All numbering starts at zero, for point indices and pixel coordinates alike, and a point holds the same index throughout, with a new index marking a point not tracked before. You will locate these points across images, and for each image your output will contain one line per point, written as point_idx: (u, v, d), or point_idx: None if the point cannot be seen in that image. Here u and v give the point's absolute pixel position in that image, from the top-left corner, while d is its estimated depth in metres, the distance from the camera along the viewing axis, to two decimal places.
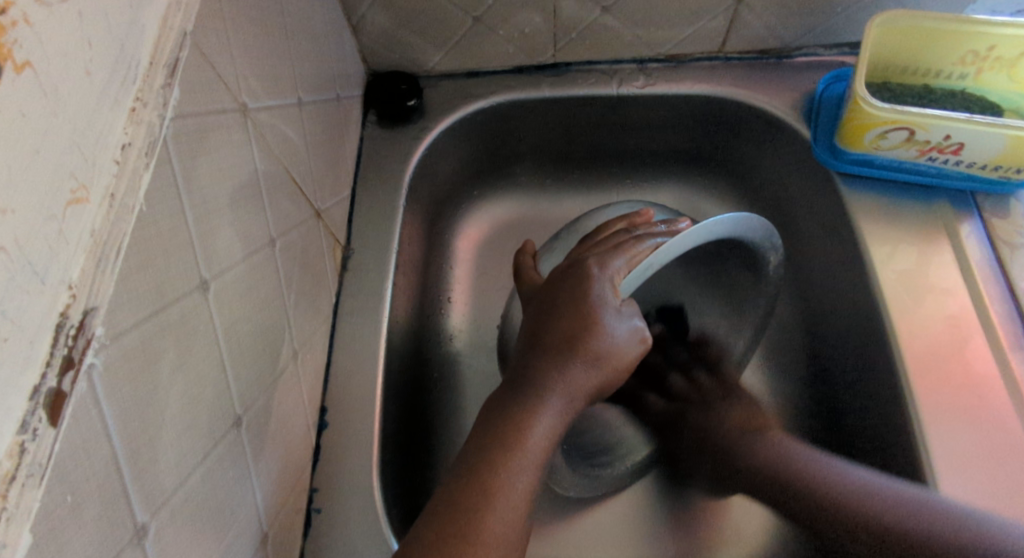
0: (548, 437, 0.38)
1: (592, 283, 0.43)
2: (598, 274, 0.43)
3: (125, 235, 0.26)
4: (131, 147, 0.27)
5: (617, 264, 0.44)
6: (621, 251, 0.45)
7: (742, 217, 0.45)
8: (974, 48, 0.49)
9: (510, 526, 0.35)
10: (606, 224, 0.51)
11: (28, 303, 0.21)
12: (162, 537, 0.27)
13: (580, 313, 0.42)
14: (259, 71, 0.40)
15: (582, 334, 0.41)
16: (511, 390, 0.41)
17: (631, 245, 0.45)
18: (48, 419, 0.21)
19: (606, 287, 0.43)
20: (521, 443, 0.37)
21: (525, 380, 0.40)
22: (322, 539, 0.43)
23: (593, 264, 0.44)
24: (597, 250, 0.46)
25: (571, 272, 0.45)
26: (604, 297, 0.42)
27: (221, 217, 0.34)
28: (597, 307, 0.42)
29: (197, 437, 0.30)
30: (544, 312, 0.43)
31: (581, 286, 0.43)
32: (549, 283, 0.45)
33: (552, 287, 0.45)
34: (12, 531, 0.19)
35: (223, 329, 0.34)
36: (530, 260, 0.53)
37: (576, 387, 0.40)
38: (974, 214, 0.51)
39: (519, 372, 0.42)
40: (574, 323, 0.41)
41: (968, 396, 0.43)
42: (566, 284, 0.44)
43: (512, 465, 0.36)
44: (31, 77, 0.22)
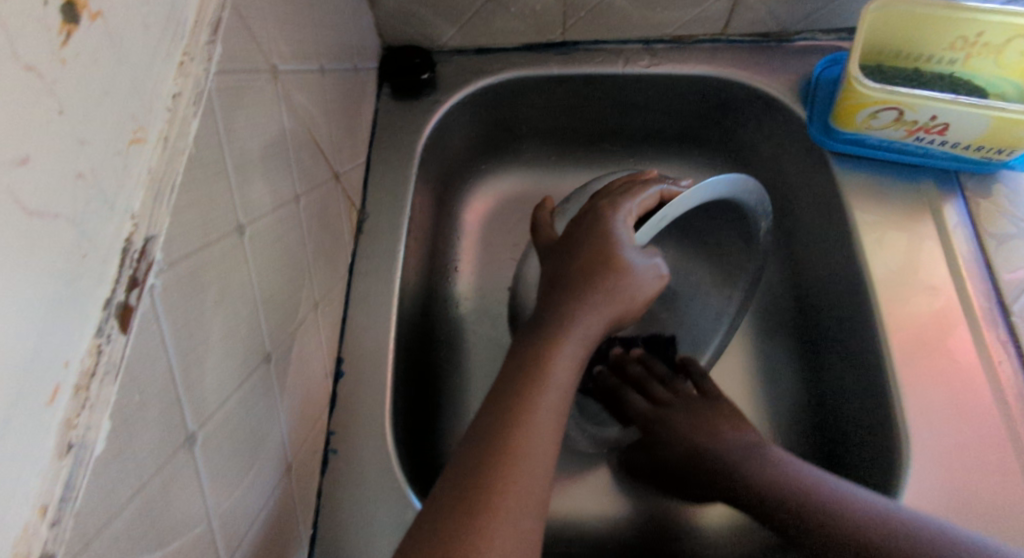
0: (571, 362, 0.41)
1: (611, 224, 0.46)
2: (612, 217, 0.46)
3: (178, 175, 0.29)
4: (180, 96, 0.30)
5: (630, 207, 0.47)
6: (630, 195, 0.48)
7: (739, 178, 0.49)
8: (964, 34, 0.51)
9: (539, 450, 0.38)
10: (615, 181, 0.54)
11: (99, 224, 0.24)
12: (206, 448, 0.30)
13: (599, 252, 0.45)
14: (287, 36, 0.43)
15: (602, 269, 0.44)
16: (533, 328, 0.43)
17: (640, 191, 0.49)
18: (120, 327, 0.24)
19: (624, 229, 0.46)
20: (547, 369, 0.40)
21: (548, 317, 0.43)
22: (338, 477, 0.46)
23: (605, 209, 0.47)
24: (607, 196, 0.50)
25: (584, 219, 0.48)
26: (622, 235, 0.45)
27: (254, 169, 0.37)
28: (616, 244, 0.45)
29: (235, 366, 0.33)
30: (564, 257, 0.46)
31: (600, 226, 0.46)
32: (566, 232, 0.49)
33: (570, 233, 0.48)
34: (95, 417, 0.22)
35: (256, 272, 0.36)
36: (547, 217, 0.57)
37: (599, 314, 0.43)
38: (958, 193, 0.54)
39: (539, 312, 0.44)
40: (593, 260, 0.44)
41: (944, 359, 0.47)
42: (585, 226, 0.47)
43: (534, 399, 0.39)
44: (102, 25, 0.24)
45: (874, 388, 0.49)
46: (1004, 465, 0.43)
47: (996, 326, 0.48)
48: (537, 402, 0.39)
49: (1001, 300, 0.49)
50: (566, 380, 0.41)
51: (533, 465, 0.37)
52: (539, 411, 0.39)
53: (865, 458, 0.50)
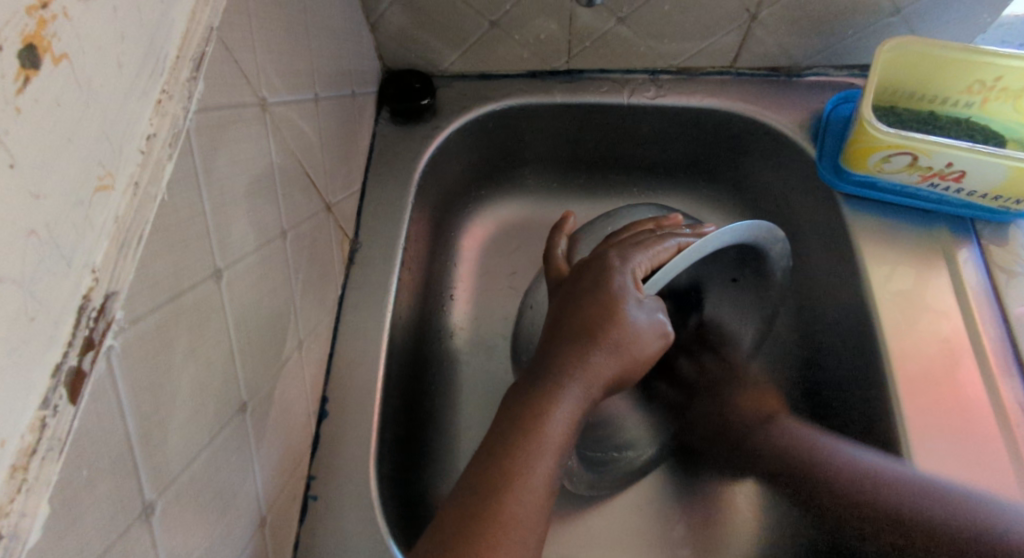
0: (568, 423, 0.39)
1: (619, 277, 0.44)
2: (620, 266, 0.45)
3: (147, 224, 0.27)
4: (155, 138, 0.28)
5: (639, 260, 0.46)
6: (644, 247, 0.47)
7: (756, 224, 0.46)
8: (981, 78, 0.50)
9: (530, 509, 0.36)
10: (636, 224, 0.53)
11: (53, 284, 0.22)
12: (168, 513, 0.28)
13: (602, 305, 0.43)
14: (280, 66, 0.41)
15: (604, 324, 0.42)
16: (533, 377, 0.42)
17: (655, 244, 0.47)
18: (69, 396, 0.22)
19: (629, 280, 0.44)
20: (542, 430, 0.38)
21: (545, 369, 0.42)
22: (317, 526, 0.44)
23: (616, 257, 0.46)
24: (620, 244, 0.48)
25: (594, 263, 0.47)
26: (626, 289, 0.44)
27: (237, 208, 0.35)
28: (620, 297, 0.43)
29: (205, 420, 0.31)
30: (568, 304, 0.45)
31: (606, 276, 0.45)
32: (574, 273, 0.48)
33: (578, 275, 0.47)
34: (31, 501, 0.20)
35: (233, 316, 0.35)
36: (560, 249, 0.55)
37: (598, 373, 0.42)
38: (973, 240, 0.52)
39: (542, 359, 0.43)
40: (597, 314, 0.43)
41: (958, 419, 0.44)
42: (591, 275, 0.46)
43: (530, 459, 0.37)
44: (67, 69, 0.23)
45: (883, 445, 0.47)
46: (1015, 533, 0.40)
47: (1015, 386, 0.45)
48: (531, 471, 0.37)
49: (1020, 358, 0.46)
50: (563, 441, 0.39)
51: (525, 529, 0.36)
52: (536, 468, 0.37)
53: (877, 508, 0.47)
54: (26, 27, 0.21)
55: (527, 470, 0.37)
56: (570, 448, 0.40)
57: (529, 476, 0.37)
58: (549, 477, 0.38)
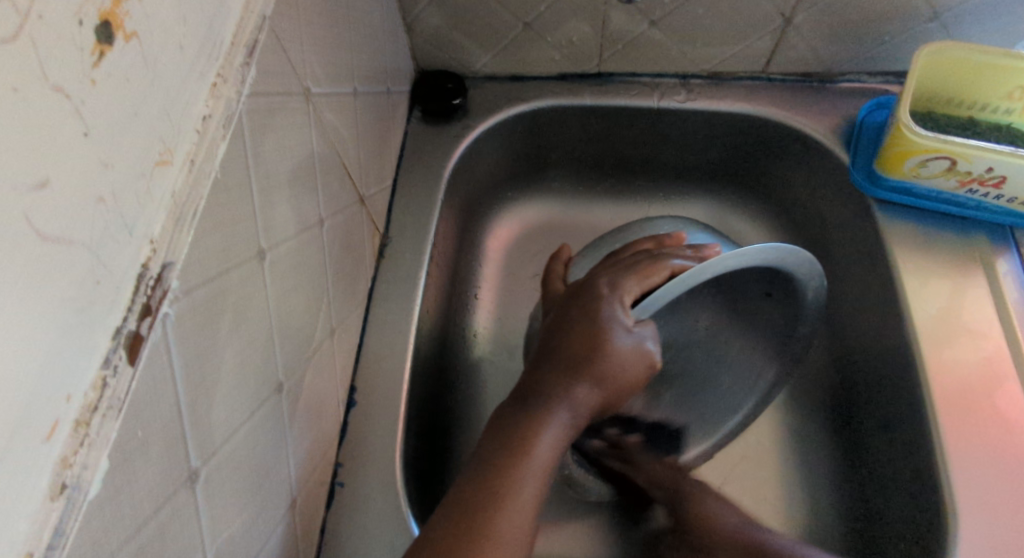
0: (549, 451, 0.39)
1: (609, 305, 0.44)
2: (607, 295, 0.45)
3: (202, 199, 0.28)
4: (211, 118, 0.29)
5: (629, 286, 0.45)
6: (636, 271, 0.46)
7: (786, 248, 0.45)
8: (1023, 84, 0.49)
9: (520, 527, 0.36)
10: (635, 245, 0.53)
11: (116, 251, 0.23)
12: (209, 483, 0.29)
13: (587, 334, 0.43)
14: (322, 58, 0.42)
15: (587, 356, 0.42)
16: (519, 400, 0.42)
17: (650, 269, 0.46)
18: (128, 358, 0.23)
19: (619, 308, 0.44)
20: (525, 452, 0.38)
21: (529, 394, 0.42)
22: (343, 513, 0.44)
23: (604, 286, 0.46)
24: (613, 270, 0.48)
25: (583, 290, 0.46)
26: (615, 318, 0.43)
27: (280, 194, 0.36)
28: (605, 325, 0.43)
29: (245, 397, 0.32)
30: (557, 328, 0.45)
31: (593, 304, 0.45)
32: (567, 296, 0.48)
33: (569, 302, 0.47)
34: (92, 456, 0.21)
35: (274, 298, 0.35)
36: (560, 271, 0.56)
37: (582, 401, 0.42)
38: (1012, 250, 0.51)
39: (529, 384, 0.43)
40: (583, 343, 0.42)
41: (997, 429, 0.43)
42: (583, 303, 0.45)
43: (516, 478, 0.37)
44: (136, 46, 0.24)
45: (917, 454, 0.46)
46: None
47: None
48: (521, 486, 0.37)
49: None
50: (548, 463, 0.39)
51: (514, 547, 0.35)
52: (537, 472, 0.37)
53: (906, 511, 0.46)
54: (103, 5, 0.22)
55: (519, 487, 0.37)
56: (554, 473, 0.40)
57: (518, 495, 0.37)
58: (537, 495, 0.38)
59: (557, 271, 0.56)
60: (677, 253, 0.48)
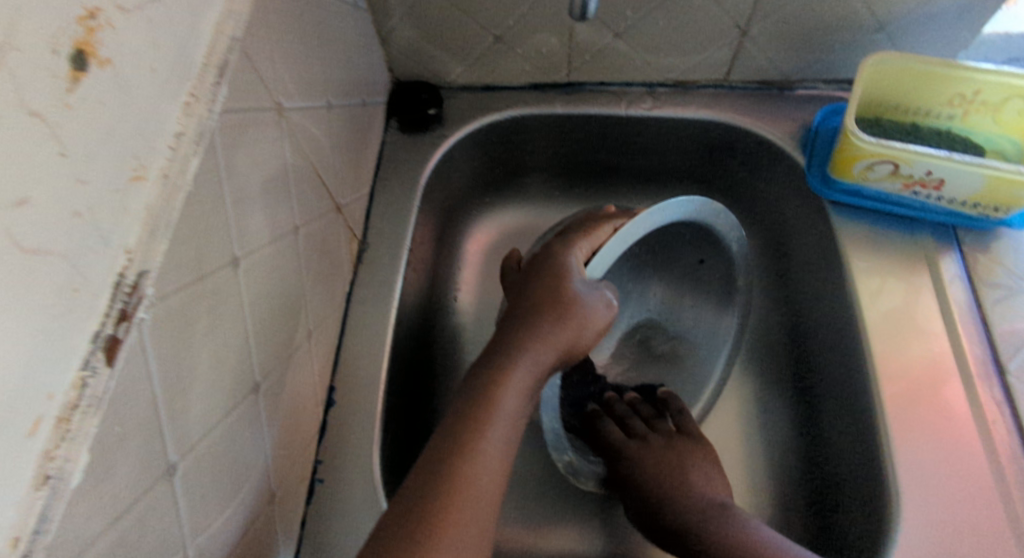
0: (521, 391, 0.41)
1: (563, 264, 0.47)
2: (562, 251, 0.48)
3: (175, 211, 0.30)
4: (184, 135, 0.31)
5: (582, 245, 0.49)
6: (585, 233, 0.50)
7: (697, 199, 0.51)
8: (962, 92, 0.52)
9: (491, 479, 0.37)
10: (576, 218, 0.56)
11: (94, 262, 0.25)
12: (186, 478, 0.31)
13: (550, 285, 0.46)
14: (295, 74, 0.44)
15: (552, 300, 0.45)
16: (487, 354, 0.44)
17: (595, 229, 0.50)
18: (105, 360, 0.25)
19: (574, 261, 0.47)
20: (496, 394, 0.40)
21: (499, 344, 0.44)
22: (321, 509, 0.46)
23: (557, 246, 0.49)
24: (563, 236, 0.51)
25: (538, 255, 0.50)
26: (574, 270, 0.47)
27: (254, 204, 0.38)
28: (565, 273, 0.46)
29: (221, 396, 0.34)
30: (520, 289, 0.47)
31: (551, 261, 0.47)
32: (525, 264, 0.50)
33: (526, 271, 0.49)
34: (72, 449, 0.23)
35: (249, 303, 0.37)
36: (514, 254, 0.58)
37: (551, 342, 0.44)
38: (955, 247, 0.54)
39: (493, 343, 0.45)
40: (545, 295, 0.45)
41: (938, 418, 0.46)
42: (539, 267, 0.48)
43: (486, 432, 0.39)
44: (111, 72, 0.26)
45: (866, 442, 0.48)
46: (995, 531, 0.41)
47: (991, 385, 0.47)
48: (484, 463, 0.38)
49: (997, 360, 0.48)
50: (518, 402, 0.41)
51: (481, 502, 0.36)
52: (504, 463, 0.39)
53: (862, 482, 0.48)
54: (78, 35, 0.24)
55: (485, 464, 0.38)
56: (524, 413, 0.42)
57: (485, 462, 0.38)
58: (504, 450, 0.39)
59: (514, 255, 0.57)
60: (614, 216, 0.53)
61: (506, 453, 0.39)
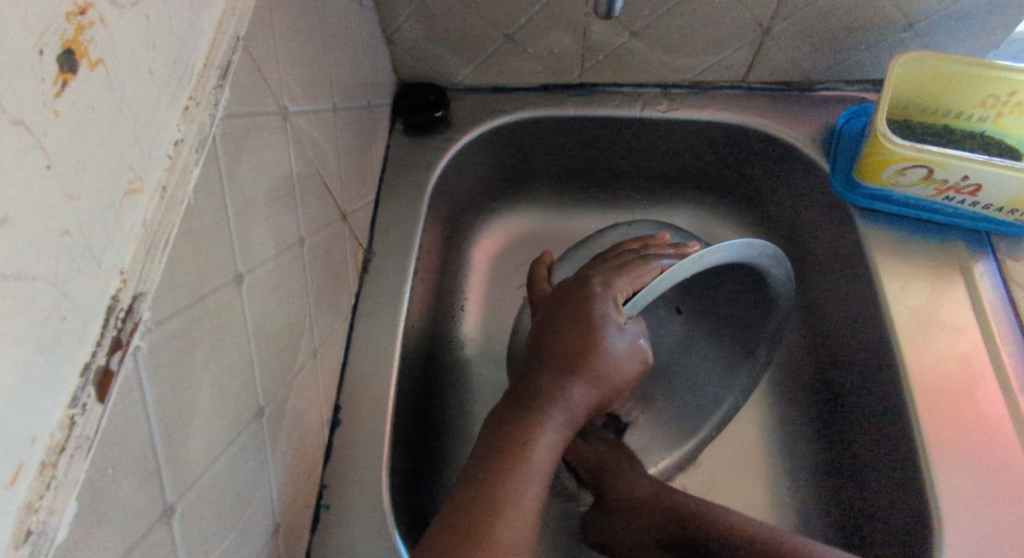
0: (550, 451, 0.39)
1: (595, 303, 0.44)
2: (598, 292, 0.44)
3: (173, 226, 0.27)
4: (183, 143, 0.28)
5: (620, 285, 0.45)
6: (626, 270, 0.46)
7: (746, 244, 0.45)
8: (995, 93, 0.50)
9: (517, 532, 0.36)
10: (621, 246, 0.52)
11: (84, 285, 0.22)
12: (187, 515, 0.28)
13: (579, 333, 0.43)
14: (300, 76, 0.42)
15: (583, 353, 0.42)
16: (515, 403, 0.42)
17: (638, 267, 0.46)
18: (97, 395, 0.22)
19: (610, 306, 0.44)
20: (527, 453, 0.38)
21: (526, 394, 0.42)
22: (328, 535, 0.43)
23: (596, 283, 0.45)
24: (603, 268, 0.47)
25: (573, 288, 0.46)
26: (607, 316, 0.43)
27: (258, 215, 0.36)
28: (597, 324, 0.43)
29: (224, 424, 0.31)
30: (548, 330, 0.45)
31: (584, 303, 0.44)
32: (555, 293, 0.48)
33: (559, 299, 0.46)
34: (58, 500, 0.20)
35: (253, 321, 0.35)
36: (544, 273, 0.55)
37: (577, 403, 0.41)
38: (988, 254, 0.52)
39: (524, 380, 0.43)
40: (576, 342, 0.42)
41: (977, 432, 0.43)
42: (573, 302, 0.45)
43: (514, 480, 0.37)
44: (103, 74, 0.23)
45: (901, 460, 0.46)
46: None
47: None
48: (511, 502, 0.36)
49: None
50: (547, 463, 0.39)
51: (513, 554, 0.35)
52: (525, 491, 0.37)
53: (892, 511, 0.46)
54: (66, 33, 0.21)
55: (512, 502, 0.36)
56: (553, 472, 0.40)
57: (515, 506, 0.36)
58: (536, 499, 0.38)
59: (540, 275, 0.55)
60: (661, 253, 0.48)
61: (540, 492, 0.38)
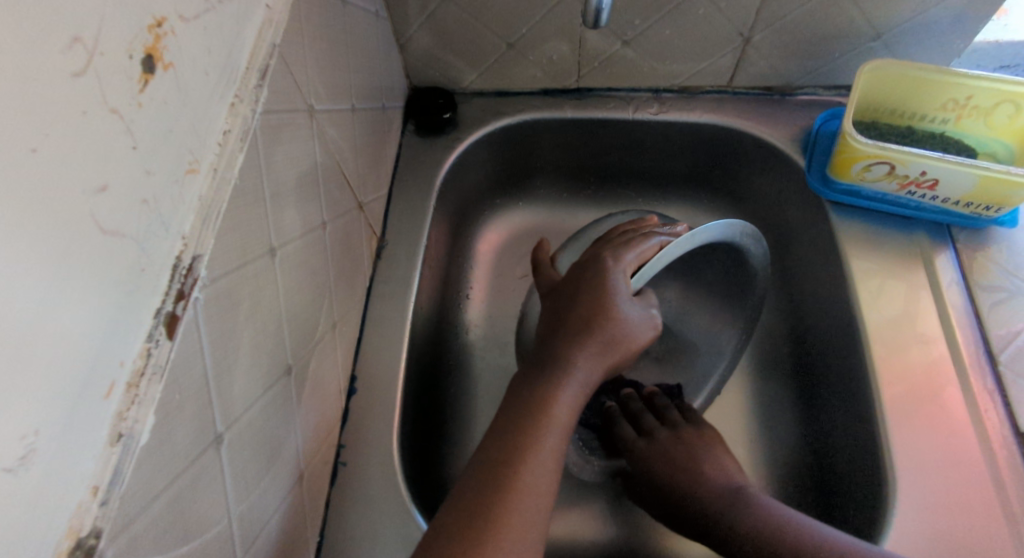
0: (572, 408, 0.44)
1: (607, 278, 0.49)
2: (610, 268, 0.49)
3: (223, 202, 0.32)
4: (230, 133, 0.34)
5: (628, 260, 0.50)
6: (631, 247, 0.51)
7: (735, 220, 0.50)
8: (954, 96, 0.55)
9: (540, 481, 0.40)
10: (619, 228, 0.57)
11: (157, 245, 0.28)
12: (232, 446, 0.33)
13: (595, 305, 0.47)
14: (324, 78, 0.47)
15: (598, 323, 0.47)
16: (535, 371, 0.46)
17: (641, 244, 0.51)
18: (166, 333, 0.27)
19: (621, 279, 0.49)
20: (535, 418, 0.43)
21: (545, 364, 0.46)
22: (345, 490, 0.48)
23: (605, 259, 0.50)
24: (609, 246, 0.52)
25: (584, 266, 0.51)
26: (619, 288, 0.48)
27: (288, 199, 0.41)
28: (612, 295, 0.48)
29: (260, 375, 0.37)
30: (564, 303, 0.49)
31: (597, 279, 0.49)
32: (568, 273, 0.52)
33: (573, 277, 0.51)
34: (141, 411, 0.25)
35: (284, 290, 0.40)
36: (548, 258, 0.60)
37: (598, 366, 0.46)
38: (949, 245, 0.56)
39: (541, 354, 0.47)
40: (591, 314, 0.47)
41: (932, 403, 0.48)
42: (584, 280, 0.50)
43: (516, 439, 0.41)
44: (172, 74, 0.28)
45: (864, 430, 0.51)
46: (986, 506, 0.44)
47: (984, 375, 0.49)
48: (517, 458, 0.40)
49: (990, 352, 0.50)
50: (569, 417, 0.44)
51: (533, 496, 0.39)
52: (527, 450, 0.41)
53: (855, 477, 0.51)
54: (147, 42, 0.26)
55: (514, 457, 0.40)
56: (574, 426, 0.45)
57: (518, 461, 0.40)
58: (557, 453, 0.42)
59: (543, 260, 0.59)
60: (658, 230, 0.53)
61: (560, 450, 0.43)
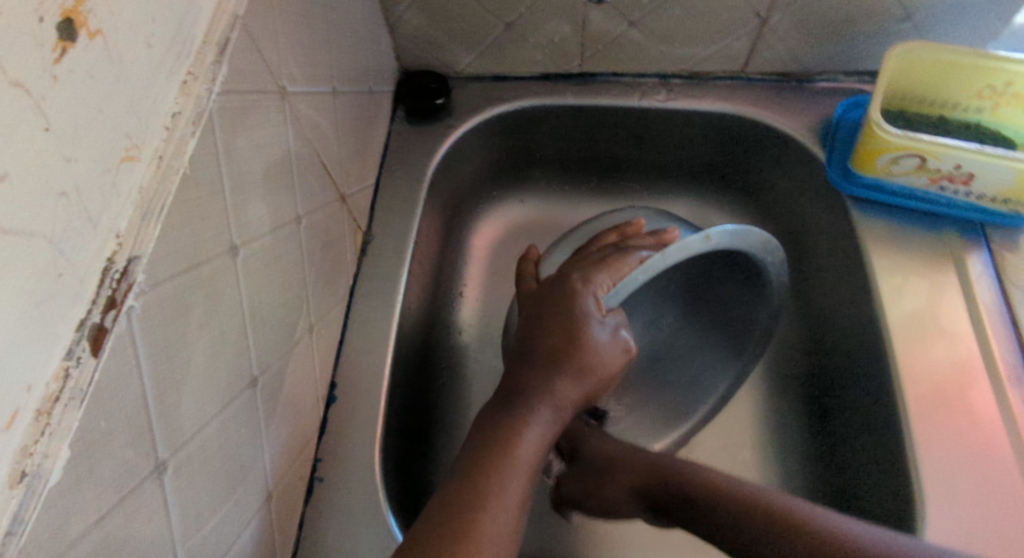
0: (535, 445, 0.40)
1: (575, 299, 0.45)
2: (580, 290, 0.45)
3: (169, 194, 0.28)
4: (180, 116, 0.29)
5: (600, 280, 0.45)
6: (606, 265, 0.46)
7: (734, 231, 0.45)
8: (990, 83, 0.50)
9: (504, 521, 0.36)
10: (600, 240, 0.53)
11: (79, 245, 0.23)
12: (178, 474, 0.29)
13: (563, 331, 0.43)
14: (299, 57, 0.43)
15: (566, 349, 0.43)
16: (502, 399, 0.43)
17: (618, 262, 0.46)
18: (91, 349, 0.23)
19: (590, 302, 0.45)
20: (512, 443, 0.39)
21: (515, 391, 0.43)
22: (320, 508, 0.44)
23: (576, 280, 0.46)
24: (585, 264, 0.48)
25: (556, 285, 0.47)
26: (587, 312, 0.44)
27: (255, 192, 0.37)
28: (581, 319, 0.43)
29: (217, 390, 0.33)
30: (533, 327, 0.45)
31: (567, 301, 0.45)
32: (541, 290, 0.48)
33: (543, 297, 0.47)
34: (52, 445, 0.22)
35: (248, 294, 0.36)
36: (531, 268, 0.56)
37: (564, 398, 0.43)
38: (982, 245, 0.52)
39: (511, 380, 0.44)
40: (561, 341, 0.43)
41: (964, 418, 0.43)
42: (554, 300, 0.46)
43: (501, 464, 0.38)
44: (101, 44, 0.24)
45: (887, 448, 0.46)
46: None
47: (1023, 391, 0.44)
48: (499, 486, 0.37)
49: None
50: (533, 457, 0.40)
51: (497, 535, 0.35)
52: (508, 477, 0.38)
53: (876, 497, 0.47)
54: (65, 3, 0.22)
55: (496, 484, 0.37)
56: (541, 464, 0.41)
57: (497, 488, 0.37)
58: (523, 492, 0.38)
59: (527, 269, 0.56)
60: (639, 244, 0.49)
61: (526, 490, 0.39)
